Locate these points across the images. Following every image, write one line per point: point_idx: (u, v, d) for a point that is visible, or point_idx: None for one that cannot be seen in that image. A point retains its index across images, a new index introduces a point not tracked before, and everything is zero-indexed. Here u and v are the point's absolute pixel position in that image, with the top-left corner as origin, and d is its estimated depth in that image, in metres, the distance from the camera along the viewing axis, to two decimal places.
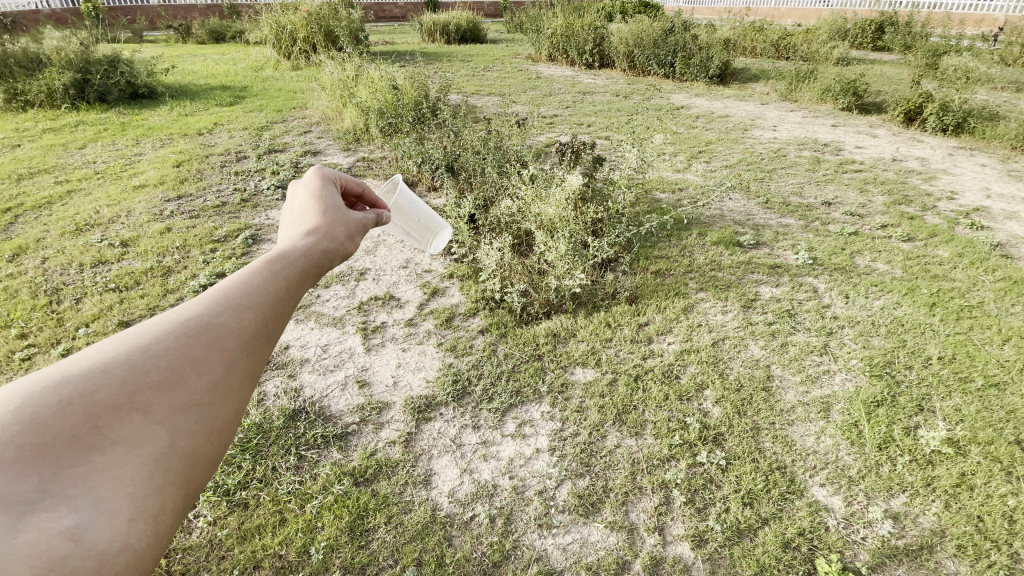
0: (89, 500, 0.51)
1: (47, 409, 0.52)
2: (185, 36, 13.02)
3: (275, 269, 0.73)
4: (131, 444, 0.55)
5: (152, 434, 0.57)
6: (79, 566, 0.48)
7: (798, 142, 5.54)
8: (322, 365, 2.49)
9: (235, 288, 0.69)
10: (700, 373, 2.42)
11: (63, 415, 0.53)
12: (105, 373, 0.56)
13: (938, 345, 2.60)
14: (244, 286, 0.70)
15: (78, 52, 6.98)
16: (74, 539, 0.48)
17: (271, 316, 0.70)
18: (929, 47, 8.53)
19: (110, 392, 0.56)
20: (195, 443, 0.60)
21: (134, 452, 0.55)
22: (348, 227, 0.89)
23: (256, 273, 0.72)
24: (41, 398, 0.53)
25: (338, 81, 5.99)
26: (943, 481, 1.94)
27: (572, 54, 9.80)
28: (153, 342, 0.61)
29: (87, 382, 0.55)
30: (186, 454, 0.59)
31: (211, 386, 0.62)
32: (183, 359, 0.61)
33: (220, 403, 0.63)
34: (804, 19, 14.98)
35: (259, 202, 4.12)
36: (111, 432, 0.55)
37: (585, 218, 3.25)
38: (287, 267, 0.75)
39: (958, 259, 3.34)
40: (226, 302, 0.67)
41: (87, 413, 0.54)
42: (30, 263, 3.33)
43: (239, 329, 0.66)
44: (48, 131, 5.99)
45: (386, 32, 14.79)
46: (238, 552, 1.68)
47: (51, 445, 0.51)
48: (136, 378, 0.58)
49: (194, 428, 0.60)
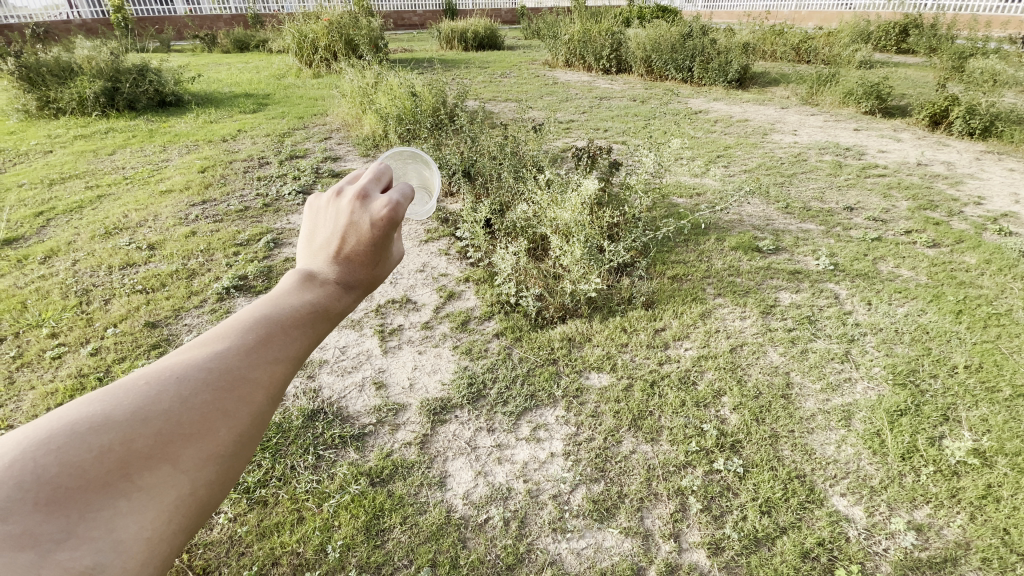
0: (108, 543, 0.49)
1: (85, 453, 0.50)
2: (210, 46, 13.41)
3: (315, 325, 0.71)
4: (156, 491, 0.53)
5: (176, 483, 0.55)
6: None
7: (819, 146, 5.45)
8: (340, 366, 2.53)
9: (274, 336, 0.67)
10: (718, 380, 2.40)
11: (99, 459, 0.51)
12: (142, 421, 0.55)
13: (964, 353, 2.54)
14: (284, 337, 0.68)
15: (108, 61, 7.23)
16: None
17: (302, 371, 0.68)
18: (954, 50, 8.35)
19: (145, 440, 0.54)
20: (211, 494, 0.58)
21: (158, 500, 0.53)
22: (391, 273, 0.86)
23: (295, 327, 0.69)
24: (79, 439, 0.51)
25: (358, 88, 6.10)
26: (969, 493, 1.89)
27: (589, 60, 9.81)
28: (191, 390, 0.59)
29: (126, 427, 0.54)
30: (201, 503, 0.57)
31: (238, 441, 0.61)
32: (218, 414, 0.59)
33: (245, 460, 0.61)
34: (825, 22, 14.74)
35: (281, 207, 4.21)
36: (138, 479, 0.52)
37: (601, 223, 3.24)
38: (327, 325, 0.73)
39: (985, 265, 3.25)
40: (265, 352, 0.65)
41: (121, 460, 0.52)
42: (61, 265, 3.45)
43: (271, 384, 0.64)
44: (80, 137, 6.22)
45: (406, 40, 15.00)
46: (257, 548, 1.71)
47: (81, 488, 0.49)
48: (172, 428, 0.56)
49: (214, 479, 0.58)
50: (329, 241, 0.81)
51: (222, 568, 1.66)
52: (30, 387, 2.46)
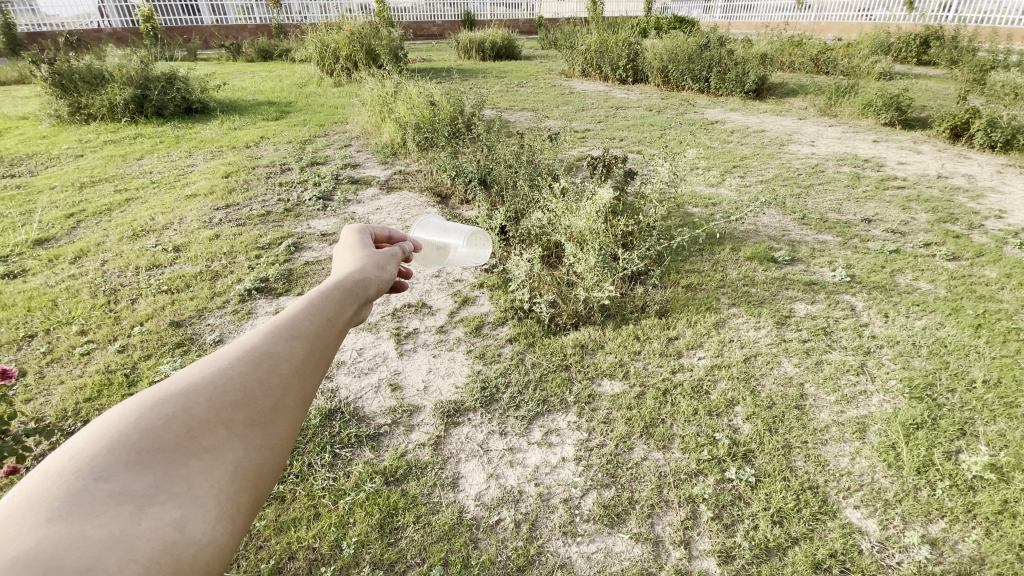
0: (190, 499, 0.52)
1: (156, 419, 0.55)
2: (235, 55, 13.78)
3: (320, 305, 0.77)
4: (219, 453, 0.57)
5: (231, 446, 0.59)
6: (184, 554, 0.49)
7: (837, 157, 5.41)
8: (357, 368, 2.58)
9: (287, 320, 0.73)
10: (731, 390, 2.39)
11: (167, 424, 0.56)
12: (195, 391, 0.60)
13: (983, 367, 2.50)
14: (292, 318, 0.73)
15: (138, 69, 7.48)
16: (179, 530, 0.50)
17: (318, 347, 0.73)
18: (977, 62, 8.24)
19: (202, 407, 0.59)
20: (264, 457, 0.62)
21: (221, 460, 0.57)
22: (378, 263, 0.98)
23: (305, 310, 0.76)
24: (149, 410, 0.56)
25: (378, 97, 6.23)
26: (984, 508, 1.87)
27: (605, 70, 9.87)
28: (226, 367, 0.64)
29: (183, 396, 0.58)
30: (256, 467, 0.60)
31: (276, 407, 0.65)
32: (255, 384, 0.64)
33: (285, 426, 0.65)
34: (845, 33, 14.65)
35: (301, 212, 4.31)
36: (202, 441, 0.57)
37: (615, 231, 3.26)
38: (331, 298, 0.80)
39: (1006, 279, 3.21)
40: (289, 328, 0.72)
41: (185, 425, 0.57)
42: (91, 265, 3.58)
43: (294, 358, 0.69)
44: (110, 143, 6.43)
45: (425, 50, 15.26)
46: (274, 543, 1.76)
47: (160, 448, 0.54)
48: (220, 397, 0.61)
49: (263, 443, 0.62)
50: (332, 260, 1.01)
51: (240, 561, 1.71)
52: (59, 382, 2.55)
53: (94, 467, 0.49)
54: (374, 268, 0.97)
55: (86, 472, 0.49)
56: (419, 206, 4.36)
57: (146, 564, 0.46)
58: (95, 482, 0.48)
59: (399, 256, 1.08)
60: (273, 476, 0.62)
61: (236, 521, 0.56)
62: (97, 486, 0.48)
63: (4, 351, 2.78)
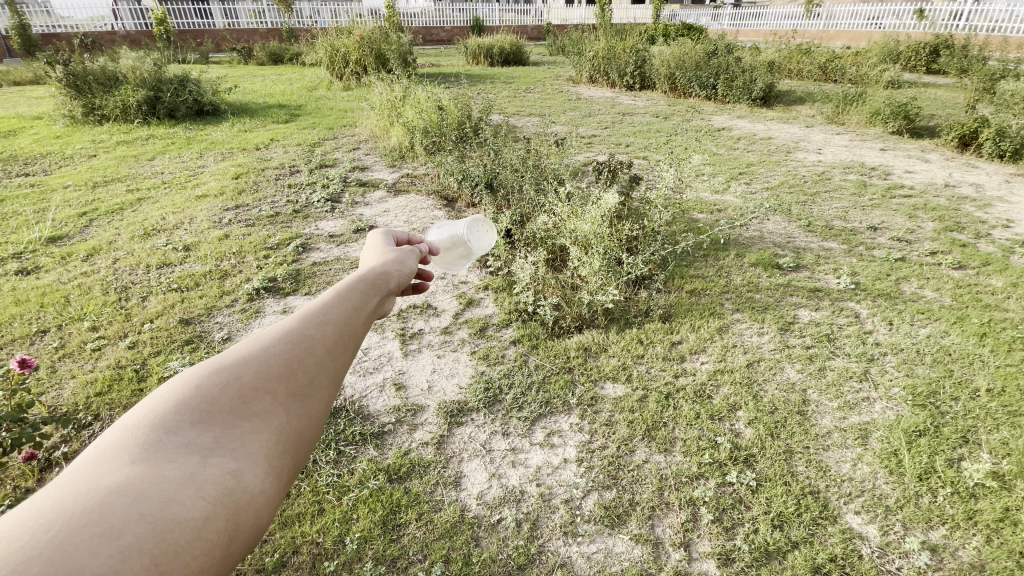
0: (244, 454, 0.60)
1: (213, 385, 0.63)
2: (247, 58, 13.96)
3: (347, 296, 0.84)
4: (266, 417, 0.65)
5: (276, 413, 0.66)
6: (241, 499, 0.57)
7: (844, 165, 5.41)
8: (362, 367, 2.61)
9: (320, 307, 0.80)
10: (733, 394, 2.40)
11: (223, 390, 0.64)
12: (244, 364, 0.67)
13: (987, 376, 2.50)
14: (322, 307, 0.80)
15: (151, 71, 7.60)
16: (236, 478, 0.58)
17: (347, 331, 0.80)
18: (987, 71, 8.21)
19: (250, 377, 0.66)
20: (304, 425, 0.69)
21: (268, 424, 0.65)
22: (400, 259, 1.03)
23: (335, 299, 0.83)
24: (207, 378, 0.64)
25: (387, 101, 6.30)
26: (986, 515, 1.86)
27: (613, 76, 9.91)
28: (269, 344, 0.71)
29: (235, 368, 0.66)
30: (297, 433, 0.68)
31: (314, 382, 0.72)
32: (294, 361, 0.71)
33: (321, 400, 0.72)
34: (854, 41, 14.63)
35: (309, 213, 4.36)
36: (252, 406, 0.65)
37: (620, 235, 3.28)
38: (356, 289, 0.87)
39: (1012, 289, 3.20)
40: (322, 314, 0.79)
41: (237, 392, 0.64)
42: (103, 263, 3.64)
43: (326, 340, 0.76)
44: (122, 143, 6.53)
45: (433, 55, 15.38)
46: (279, 537, 1.78)
47: (217, 410, 0.62)
48: (265, 370, 0.68)
49: (302, 413, 0.69)
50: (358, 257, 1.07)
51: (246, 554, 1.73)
52: (70, 376, 2.60)
53: (165, 423, 0.58)
54: (397, 263, 1.03)
55: (159, 427, 0.57)
56: (426, 209, 4.40)
57: (212, 502, 0.54)
58: (167, 435, 0.57)
59: (419, 253, 1.14)
60: (311, 442, 0.69)
61: (283, 477, 0.63)
62: (168, 438, 0.57)
63: (17, 346, 2.83)
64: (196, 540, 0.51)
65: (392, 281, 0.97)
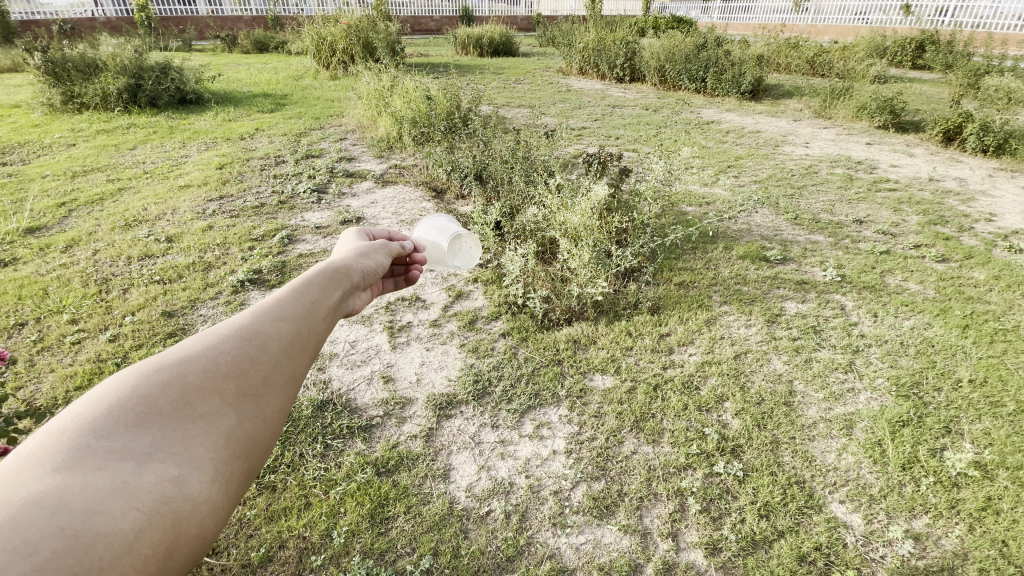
0: (186, 460, 0.61)
1: (153, 386, 0.64)
2: (231, 46, 13.68)
3: (305, 294, 0.86)
4: (213, 419, 0.66)
5: (224, 414, 0.67)
6: (181, 508, 0.58)
7: (830, 159, 5.46)
8: (349, 360, 2.58)
9: (274, 304, 0.81)
10: (721, 386, 2.42)
11: (165, 390, 0.64)
12: (191, 362, 0.68)
13: (969, 367, 2.54)
14: (278, 304, 0.82)
15: (132, 58, 7.41)
16: (176, 485, 0.59)
17: (303, 327, 0.82)
18: (971, 67, 8.33)
19: (196, 375, 0.67)
20: (254, 426, 0.70)
21: (215, 426, 0.66)
22: (360, 254, 1.07)
23: (291, 296, 0.85)
24: (147, 378, 0.64)
25: (375, 91, 6.20)
26: (967, 504, 1.90)
27: (603, 68, 9.88)
28: (219, 342, 0.73)
29: (179, 366, 0.67)
30: (248, 435, 0.69)
31: (267, 380, 0.73)
32: (246, 359, 0.73)
33: (273, 398, 0.73)
34: (842, 36, 14.74)
35: (295, 204, 4.29)
36: (197, 408, 0.65)
37: (609, 228, 3.28)
38: (315, 286, 0.89)
39: (994, 281, 3.25)
40: (275, 312, 0.80)
41: (180, 393, 0.65)
42: (82, 254, 3.55)
43: (281, 338, 0.78)
44: (102, 132, 6.37)
45: (422, 45, 15.20)
46: (265, 531, 1.76)
47: (158, 413, 0.62)
48: (212, 368, 0.69)
49: (254, 414, 0.70)
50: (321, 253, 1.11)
51: (230, 549, 1.71)
52: (50, 370, 2.54)
53: (96, 427, 0.58)
54: (360, 259, 1.06)
55: (91, 431, 0.58)
56: (415, 201, 4.36)
57: (147, 513, 0.55)
58: (97, 439, 0.57)
59: (385, 247, 1.17)
60: (263, 443, 0.70)
61: (230, 481, 0.65)
62: (99, 443, 0.57)
63: None
64: (125, 554, 0.52)
65: (351, 277, 1.00)
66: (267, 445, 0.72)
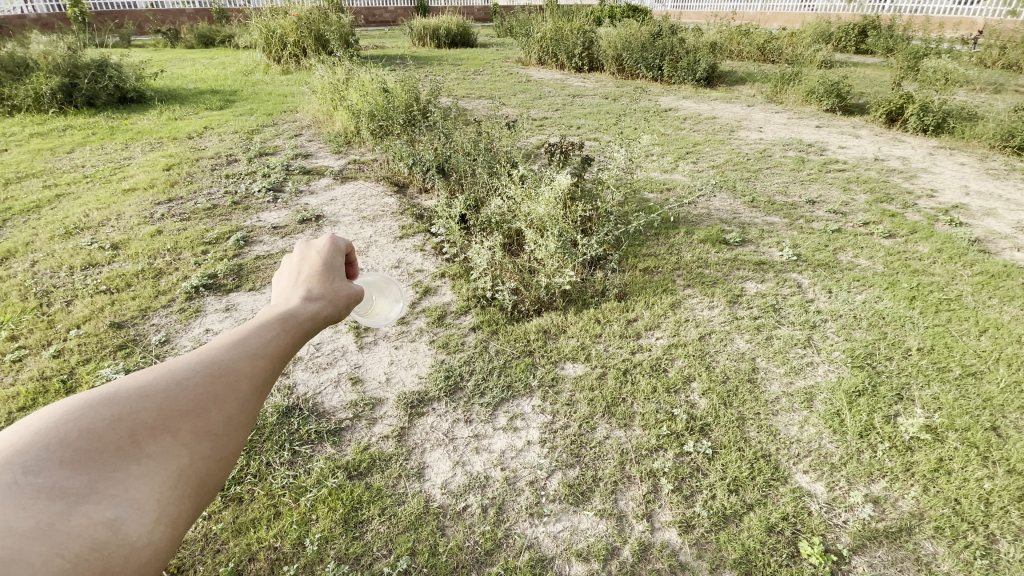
0: (127, 499, 0.53)
1: (100, 421, 0.55)
2: (174, 41, 13.02)
3: (287, 332, 0.74)
4: (164, 460, 0.57)
5: (177, 454, 0.59)
6: (115, 554, 0.50)
7: (783, 142, 5.63)
8: (315, 363, 2.51)
9: (252, 336, 0.71)
10: (687, 367, 2.47)
11: (111, 426, 0.55)
12: (145, 397, 0.59)
13: (918, 336, 2.68)
14: (253, 335, 0.71)
15: (65, 56, 6.94)
16: (112, 529, 0.50)
17: (279, 370, 0.71)
18: (910, 50, 8.73)
19: (151, 413, 0.59)
20: (209, 469, 0.61)
21: (165, 465, 0.57)
22: (351, 300, 0.88)
23: (269, 330, 0.72)
24: (93, 411, 0.56)
25: (329, 84, 5.99)
26: (922, 466, 2.01)
27: (561, 58, 9.89)
28: (183, 375, 0.64)
29: (131, 402, 0.58)
30: (200, 478, 0.60)
31: (228, 424, 0.64)
32: (209, 398, 0.63)
33: (234, 444, 0.64)
34: (789, 23, 15.22)
35: (250, 205, 4.13)
36: (147, 446, 0.57)
37: (574, 217, 3.28)
38: (299, 326, 0.75)
39: (937, 254, 3.43)
40: (249, 348, 0.69)
41: (130, 429, 0.57)
42: (19, 267, 3.32)
43: (253, 376, 0.68)
44: (36, 135, 5.96)
45: (378, 37, 14.86)
46: (233, 545, 1.70)
47: (99, 451, 0.54)
48: (170, 406, 0.60)
49: (210, 454, 0.62)
50: (297, 271, 0.88)
51: (196, 566, 1.64)
52: None
53: (25, 458, 0.50)
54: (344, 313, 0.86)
55: (17, 465, 0.49)
56: (376, 196, 4.27)
57: (73, 561, 0.47)
58: (24, 476, 0.48)
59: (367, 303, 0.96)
60: (218, 487, 0.62)
61: (177, 524, 0.56)
62: (25, 480, 0.48)
63: None
64: None
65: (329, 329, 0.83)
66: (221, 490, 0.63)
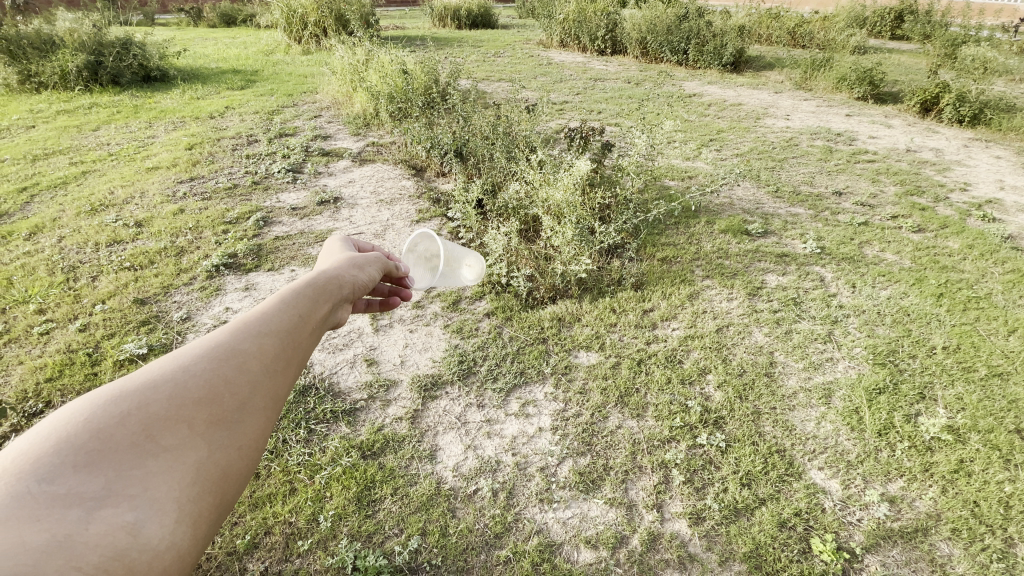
0: (146, 500, 0.53)
1: (109, 420, 0.55)
2: (197, 20, 13.13)
3: (292, 308, 0.76)
4: (180, 452, 0.57)
5: (194, 445, 0.59)
6: (137, 559, 0.49)
7: (811, 131, 5.46)
8: (331, 343, 2.54)
9: (256, 318, 0.72)
10: (703, 359, 2.45)
11: (122, 424, 0.55)
12: (153, 389, 0.59)
13: (943, 335, 2.60)
14: (257, 317, 0.73)
15: (90, 34, 7.02)
16: (132, 534, 0.50)
17: (288, 345, 0.73)
18: (948, 37, 8.39)
19: (161, 405, 0.59)
20: (228, 458, 0.62)
21: (183, 459, 0.57)
22: (353, 262, 0.96)
23: (273, 309, 0.75)
24: (101, 410, 0.55)
25: (348, 65, 5.96)
26: (941, 467, 1.97)
27: (583, 40, 9.69)
28: (189, 363, 0.64)
29: (141, 395, 0.58)
30: (220, 468, 0.60)
31: (242, 406, 0.65)
32: (219, 381, 0.64)
33: (253, 425, 0.65)
34: (822, 6, 14.67)
35: (270, 185, 4.16)
36: (161, 440, 0.57)
37: (592, 204, 3.24)
38: (304, 297, 0.79)
39: (968, 250, 3.32)
40: (254, 329, 0.71)
41: (142, 424, 0.57)
42: (46, 242, 3.40)
43: (263, 356, 0.69)
44: (63, 112, 6.06)
45: (398, 17, 14.74)
46: (249, 518, 1.74)
47: (111, 450, 0.53)
48: (181, 395, 0.61)
49: (228, 443, 0.62)
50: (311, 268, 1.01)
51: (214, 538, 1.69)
52: (18, 362, 2.45)
53: (38, 469, 0.49)
54: (352, 270, 0.93)
55: (29, 475, 0.48)
56: (394, 179, 4.27)
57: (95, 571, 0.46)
58: (37, 485, 0.48)
59: (378, 260, 1.03)
60: (240, 473, 0.62)
61: (202, 523, 0.57)
62: (39, 489, 0.48)
63: None
64: None
65: (339, 290, 0.87)
66: (243, 478, 0.63)
